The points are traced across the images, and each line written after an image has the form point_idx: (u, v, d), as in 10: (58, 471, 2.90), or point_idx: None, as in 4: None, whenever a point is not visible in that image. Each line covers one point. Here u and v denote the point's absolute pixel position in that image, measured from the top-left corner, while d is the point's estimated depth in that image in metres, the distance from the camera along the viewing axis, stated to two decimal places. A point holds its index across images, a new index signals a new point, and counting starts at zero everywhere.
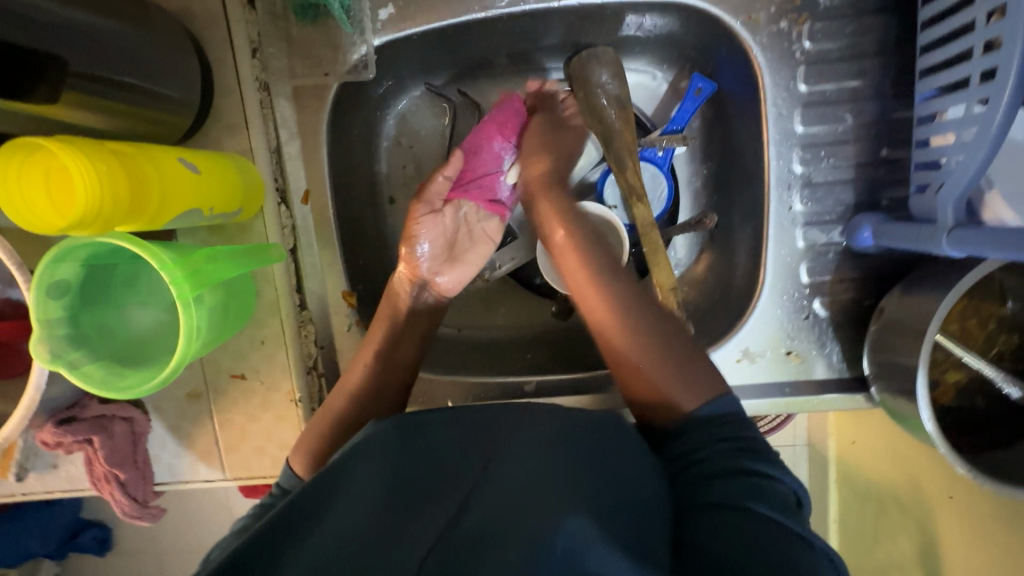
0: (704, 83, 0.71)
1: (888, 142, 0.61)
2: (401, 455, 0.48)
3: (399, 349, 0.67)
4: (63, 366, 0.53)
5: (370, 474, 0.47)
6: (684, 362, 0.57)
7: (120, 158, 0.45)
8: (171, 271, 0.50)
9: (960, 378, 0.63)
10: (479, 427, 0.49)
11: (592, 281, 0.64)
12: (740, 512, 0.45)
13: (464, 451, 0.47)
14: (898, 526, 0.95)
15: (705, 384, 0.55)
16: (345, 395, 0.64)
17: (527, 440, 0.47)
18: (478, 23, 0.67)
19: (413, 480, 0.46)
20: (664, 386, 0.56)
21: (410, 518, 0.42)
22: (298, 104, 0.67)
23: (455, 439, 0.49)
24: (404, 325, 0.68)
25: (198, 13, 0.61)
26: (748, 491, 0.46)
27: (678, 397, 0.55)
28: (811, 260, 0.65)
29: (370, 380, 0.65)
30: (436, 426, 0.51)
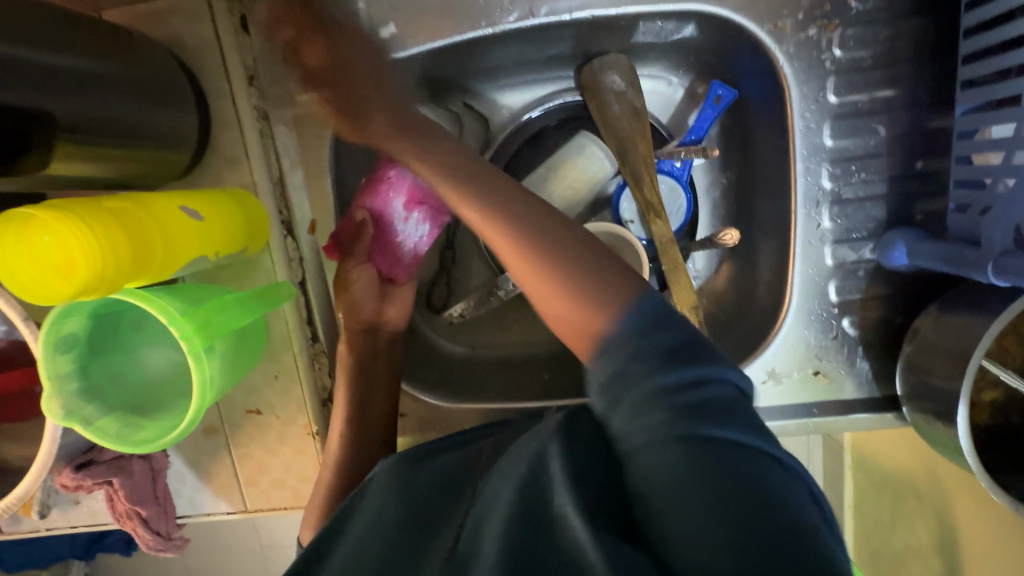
0: (723, 90, 0.68)
1: (923, 154, 0.58)
2: (401, 491, 0.49)
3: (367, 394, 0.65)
4: (77, 423, 0.52)
5: (382, 500, 0.48)
6: (599, 277, 0.45)
7: (117, 217, 0.43)
8: (180, 325, 0.48)
9: (996, 396, 0.61)
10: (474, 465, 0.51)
11: (515, 238, 0.48)
12: (720, 448, 0.35)
13: (463, 481, 0.49)
14: (915, 514, 0.94)
15: (619, 293, 0.44)
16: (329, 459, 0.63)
17: (519, 455, 0.46)
18: (485, 38, 0.63)
19: (406, 513, 0.46)
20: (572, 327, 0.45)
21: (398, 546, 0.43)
22: (300, 131, 0.64)
23: (451, 473, 0.50)
24: (371, 367, 0.65)
25: (190, 43, 0.58)
26: (718, 414, 0.37)
27: (583, 317, 0.44)
28: (840, 279, 0.62)
29: (352, 440, 0.63)
30: (441, 463, 0.53)
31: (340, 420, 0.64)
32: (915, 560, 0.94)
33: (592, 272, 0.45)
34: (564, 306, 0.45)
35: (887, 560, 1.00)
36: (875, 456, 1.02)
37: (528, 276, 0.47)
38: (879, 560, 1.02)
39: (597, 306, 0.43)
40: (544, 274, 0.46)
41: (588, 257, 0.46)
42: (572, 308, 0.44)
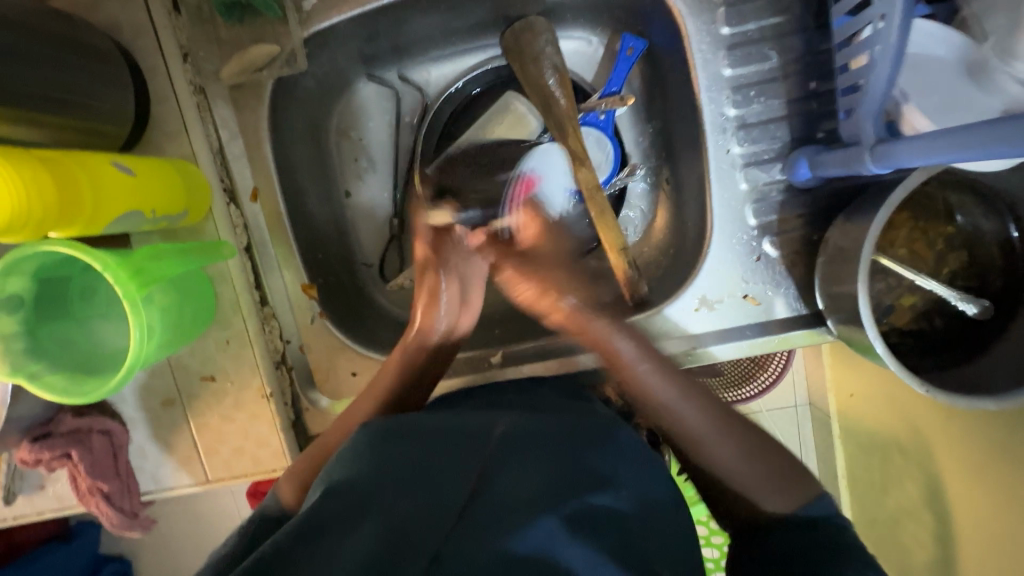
0: (634, 42, 0.72)
1: (815, 74, 0.62)
2: (388, 459, 0.46)
3: (411, 392, 0.65)
4: (22, 377, 0.54)
5: (376, 472, 0.45)
6: (781, 482, 0.54)
7: (46, 164, 0.46)
8: (114, 272, 0.51)
9: (915, 302, 0.63)
10: (465, 434, 0.50)
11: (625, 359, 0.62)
12: (807, 552, 0.48)
13: (455, 451, 0.48)
14: (903, 472, 0.95)
15: (719, 445, 0.56)
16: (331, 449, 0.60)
17: (528, 447, 0.48)
18: (404, 5, 0.68)
19: (411, 499, 0.42)
20: (738, 482, 0.55)
21: (421, 530, 0.40)
22: (237, 104, 0.68)
23: (428, 443, 0.48)
24: (417, 372, 0.67)
25: (125, 24, 0.63)
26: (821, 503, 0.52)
27: (756, 497, 0.54)
28: (755, 201, 0.65)
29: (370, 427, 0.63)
30: (430, 420, 0.52)
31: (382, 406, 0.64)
32: (909, 519, 0.94)
33: (767, 470, 0.55)
34: (772, 492, 0.53)
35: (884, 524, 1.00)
36: (860, 419, 1.03)
37: (699, 422, 0.58)
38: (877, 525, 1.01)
39: (775, 492, 0.53)
40: (733, 428, 0.57)
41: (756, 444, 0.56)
42: (729, 455, 0.56)
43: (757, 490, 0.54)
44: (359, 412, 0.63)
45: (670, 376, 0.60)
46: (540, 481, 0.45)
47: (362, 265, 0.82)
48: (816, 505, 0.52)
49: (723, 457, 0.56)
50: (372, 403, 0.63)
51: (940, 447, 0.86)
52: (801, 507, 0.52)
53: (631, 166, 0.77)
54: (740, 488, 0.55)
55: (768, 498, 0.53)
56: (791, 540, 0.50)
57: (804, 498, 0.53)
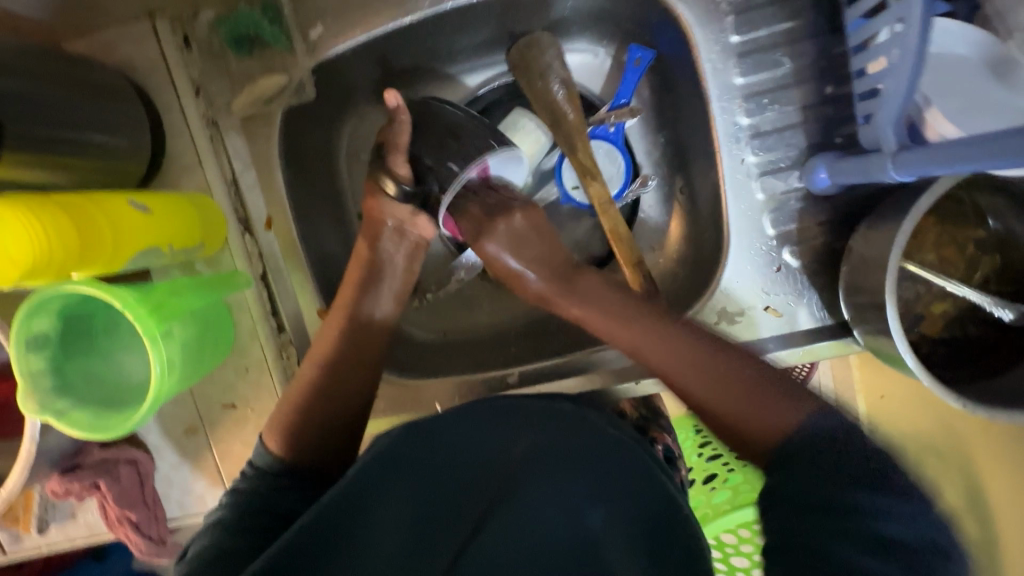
0: (642, 52, 0.72)
1: (832, 78, 0.60)
2: (424, 467, 0.56)
3: (357, 351, 0.66)
4: (51, 415, 0.55)
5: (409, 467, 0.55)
6: (777, 400, 0.54)
7: (66, 208, 0.47)
8: (134, 310, 0.52)
9: (947, 308, 0.61)
10: (486, 452, 0.56)
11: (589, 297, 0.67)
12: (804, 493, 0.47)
13: (484, 471, 0.55)
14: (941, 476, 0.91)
15: (738, 364, 0.58)
16: (305, 393, 0.63)
17: (553, 461, 0.54)
18: (407, 29, 0.68)
19: (450, 481, 0.54)
20: (739, 419, 0.55)
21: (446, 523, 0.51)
22: (248, 135, 0.69)
23: (454, 458, 0.56)
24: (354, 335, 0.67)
25: (139, 63, 0.64)
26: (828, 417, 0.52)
27: (767, 423, 0.54)
28: (773, 211, 0.64)
29: (326, 379, 0.64)
30: (454, 435, 0.58)
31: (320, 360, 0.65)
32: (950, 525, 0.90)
33: (771, 389, 0.56)
34: (767, 412, 0.54)
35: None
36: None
37: (671, 356, 0.60)
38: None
39: (783, 408, 0.54)
40: (696, 360, 0.59)
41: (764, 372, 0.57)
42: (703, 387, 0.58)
43: (755, 412, 0.55)
44: (307, 374, 0.64)
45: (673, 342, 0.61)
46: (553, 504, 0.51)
47: None
48: (820, 418, 0.52)
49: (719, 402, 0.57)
50: (316, 364, 0.65)
51: None
52: (806, 422, 0.52)
53: (643, 177, 0.76)
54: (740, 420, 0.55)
55: (769, 414, 0.54)
56: (795, 456, 0.50)
57: (814, 410, 0.53)
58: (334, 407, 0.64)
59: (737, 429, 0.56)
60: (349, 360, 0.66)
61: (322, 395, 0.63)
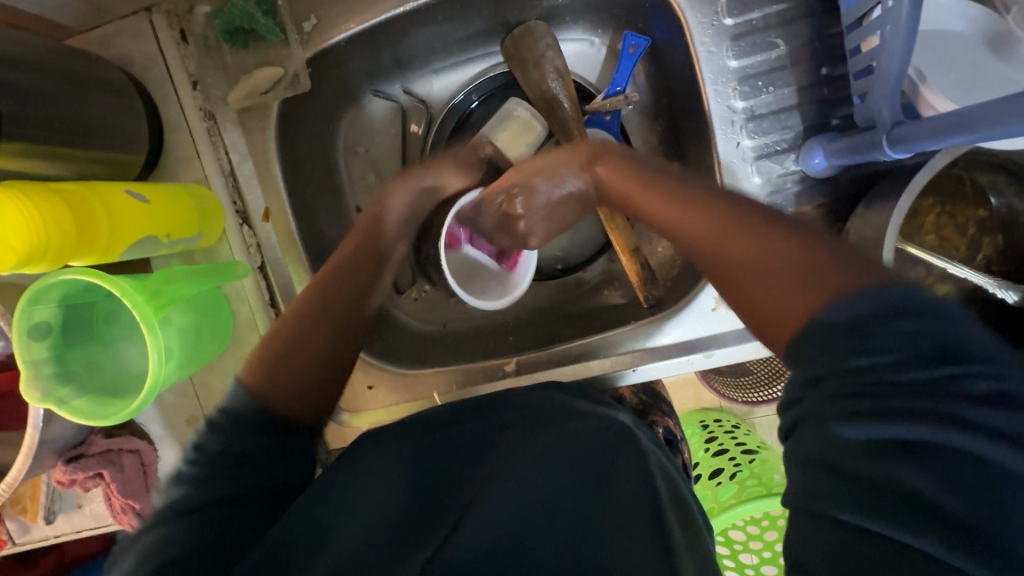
0: (636, 39, 0.71)
1: (826, 59, 0.60)
2: (406, 462, 0.54)
3: (357, 280, 0.60)
4: (53, 403, 0.56)
5: (398, 466, 0.54)
6: (803, 281, 0.40)
7: (64, 195, 0.48)
8: (131, 296, 0.52)
9: (950, 290, 0.59)
10: (476, 445, 0.56)
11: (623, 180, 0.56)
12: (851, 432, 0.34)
13: (467, 463, 0.54)
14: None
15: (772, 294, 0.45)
16: (288, 329, 0.55)
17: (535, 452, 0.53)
18: (401, 18, 0.68)
19: (432, 471, 0.53)
20: (737, 279, 0.44)
21: (441, 505, 0.48)
22: (245, 126, 0.70)
23: (446, 455, 0.55)
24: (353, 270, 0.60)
25: (137, 57, 0.65)
26: (902, 295, 0.36)
27: (778, 308, 0.40)
28: (770, 195, 0.63)
29: (321, 305, 0.57)
30: (442, 436, 0.58)
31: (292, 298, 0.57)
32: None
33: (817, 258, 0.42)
34: (767, 261, 0.42)
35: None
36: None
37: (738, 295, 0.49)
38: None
39: (794, 293, 0.40)
40: (732, 225, 0.46)
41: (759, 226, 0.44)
42: (753, 253, 0.43)
43: (770, 273, 0.42)
44: (299, 302, 0.57)
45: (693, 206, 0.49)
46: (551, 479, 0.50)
47: None
48: (840, 305, 0.37)
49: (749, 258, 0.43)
50: (307, 292, 0.58)
51: None
52: (832, 305, 0.37)
53: (638, 165, 0.77)
54: (741, 268, 0.44)
55: (795, 333, 0.45)
56: (833, 348, 0.36)
57: (833, 293, 0.38)
58: (301, 353, 0.55)
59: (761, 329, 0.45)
60: (346, 292, 0.59)
61: (305, 330, 0.56)
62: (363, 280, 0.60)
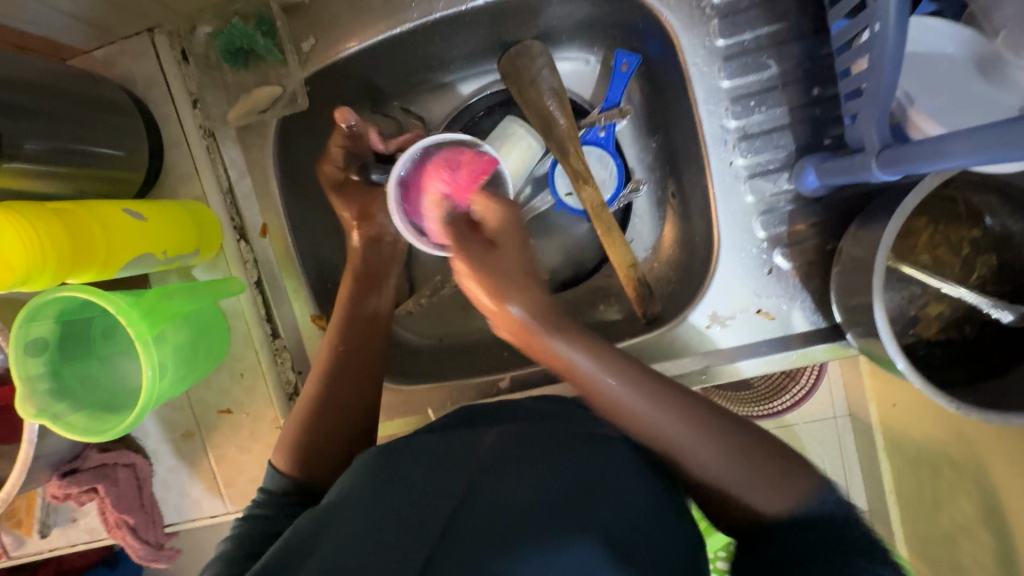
0: (627, 57, 0.72)
1: (818, 80, 0.60)
2: (382, 479, 0.50)
3: (361, 360, 0.65)
4: (47, 419, 0.56)
5: (379, 478, 0.50)
6: (774, 474, 0.52)
7: (60, 216, 0.49)
8: (126, 314, 0.53)
9: (943, 311, 0.60)
10: (453, 456, 0.51)
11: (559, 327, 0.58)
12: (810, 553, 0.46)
13: (445, 479, 0.49)
14: (955, 488, 0.88)
15: (766, 494, 0.51)
16: (305, 417, 0.62)
17: (517, 471, 0.48)
18: (398, 39, 0.69)
19: (404, 491, 0.48)
20: (728, 487, 0.52)
21: (419, 526, 0.44)
22: (244, 144, 0.70)
23: (424, 469, 0.50)
24: (356, 350, 0.65)
25: (139, 77, 0.66)
26: (822, 498, 0.51)
27: (749, 500, 0.51)
28: (763, 213, 0.63)
29: (327, 395, 0.62)
30: (420, 448, 0.53)
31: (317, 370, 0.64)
32: (967, 541, 0.86)
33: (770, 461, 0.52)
34: (756, 492, 0.51)
35: (939, 545, 0.92)
36: (904, 431, 0.97)
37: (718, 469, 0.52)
38: (930, 546, 0.94)
39: (762, 492, 0.51)
40: (715, 426, 0.54)
41: (712, 430, 0.53)
42: (693, 441, 0.53)
43: (746, 491, 0.51)
44: (309, 390, 0.63)
45: (640, 387, 0.55)
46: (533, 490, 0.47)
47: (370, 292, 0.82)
48: (806, 508, 0.50)
49: (697, 454, 0.53)
50: (317, 379, 0.64)
51: (993, 463, 0.80)
52: (797, 505, 0.50)
53: (635, 181, 0.75)
54: (726, 489, 0.52)
55: (757, 493, 0.51)
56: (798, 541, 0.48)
57: (799, 496, 0.51)
58: (330, 420, 0.61)
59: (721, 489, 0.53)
60: (352, 376, 0.64)
61: (320, 416, 0.61)
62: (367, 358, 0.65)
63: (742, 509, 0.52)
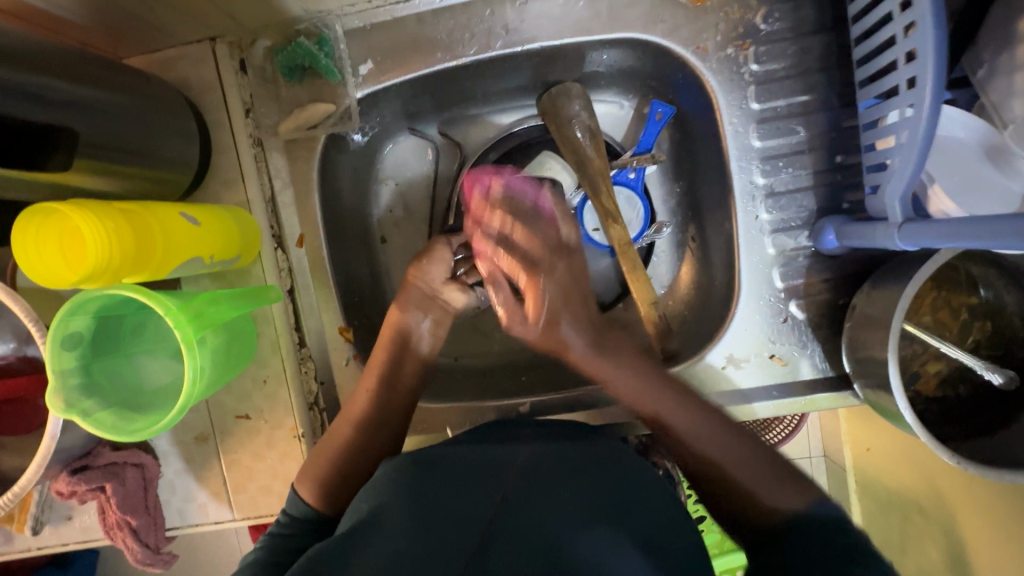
0: (663, 107, 0.76)
1: (840, 149, 0.66)
2: (424, 481, 0.54)
3: (393, 404, 0.67)
4: (76, 415, 0.56)
5: (415, 479, 0.54)
6: (784, 483, 0.55)
7: (126, 216, 0.50)
8: (175, 317, 0.53)
9: (941, 369, 0.65)
10: (491, 466, 0.55)
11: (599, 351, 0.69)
12: (807, 549, 0.48)
13: (488, 483, 0.53)
14: (924, 533, 0.95)
15: (781, 496, 0.54)
16: (332, 456, 0.63)
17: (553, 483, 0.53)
18: (451, 71, 0.72)
19: (452, 491, 0.52)
20: (737, 471, 0.58)
21: (461, 525, 0.48)
22: (290, 156, 0.72)
23: (460, 478, 0.54)
24: (393, 391, 0.67)
25: (196, 82, 0.68)
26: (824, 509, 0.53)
27: (765, 501, 0.55)
28: (782, 265, 0.68)
29: (361, 440, 0.64)
30: (457, 460, 0.57)
31: (353, 417, 0.65)
32: None
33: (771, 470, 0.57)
34: (776, 494, 0.55)
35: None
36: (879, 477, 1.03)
37: (691, 426, 0.61)
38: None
39: (779, 491, 0.55)
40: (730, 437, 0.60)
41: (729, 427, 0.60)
42: (723, 445, 0.59)
43: (763, 488, 0.56)
44: (342, 434, 0.64)
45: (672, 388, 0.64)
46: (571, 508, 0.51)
47: (395, 307, 0.83)
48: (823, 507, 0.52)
49: (706, 441, 0.60)
50: (353, 427, 0.65)
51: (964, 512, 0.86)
52: (813, 504, 0.53)
53: (659, 224, 0.79)
54: (748, 492, 0.56)
55: (777, 496, 0.55)
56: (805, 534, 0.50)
57: (811, 499, 0.54)
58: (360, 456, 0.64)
59: (734, 485, 0.57)
60: (382, 423, 0.66)
61: (346, 460, 0.63)
62: (400, 403, 0.67)
63: (761, 501, 0.55)
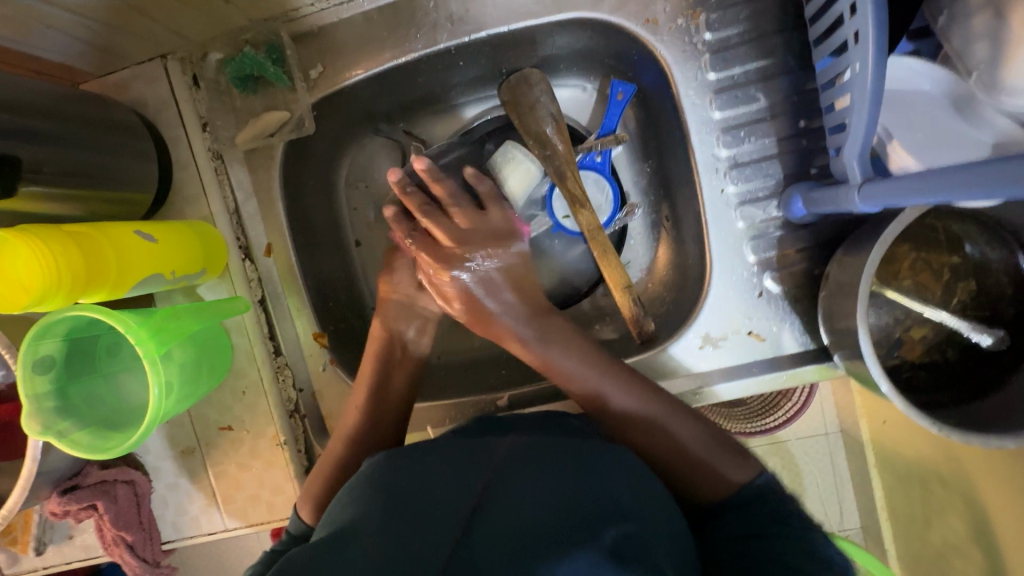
0: (623, 87, 0.74)
1: (804, 112, 0.64)
2: (412, 472, 0.51)
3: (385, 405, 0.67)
4: (52, 436, 0.57)
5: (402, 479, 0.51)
6: (728, 456, 0.57)
7: (74, 238, 0.50)
8: (136, 333, 0.54)
9: (926, 334, 0.62)
10: (472, 452, 0.53)
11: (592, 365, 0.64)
12: (748, 522, 0.52)
13: (469, 471, 0.50)
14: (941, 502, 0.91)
15: (732, 469, 0.57)
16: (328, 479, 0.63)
17: (531, 468, 0.49)
18: (404, 67, 0.72)
19: (429, 478, 0.50)
20: (706, 461, 0.57)
21: (443, 513, 0.46)
22: (251, 166, 0.73)
23: (429, 476, 0.50)
24: (380, 406, 0.67)
25: (151, 101, 0.69)
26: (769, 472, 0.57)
27: (718, 476, 0.56)
28: (754, 238, 0.66)
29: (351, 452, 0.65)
30: (445, 448, 0.54)
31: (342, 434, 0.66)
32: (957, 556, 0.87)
33: (716, 445, 0.58)
34: (685, 438, 0.59)
35: (931, 561, 0.94)
36: (892, 446, 0.99)
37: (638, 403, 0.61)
38: (923, 561, 0.95)
39: (733, 465, 0.56)
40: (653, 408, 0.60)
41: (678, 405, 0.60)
42: (671, 424, 0.59)
43: (705, 453, 0.58)
44: (336, 452, 0.65)
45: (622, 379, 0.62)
46: (554, 487, 0.47)
47: (374, 310, 0.83)
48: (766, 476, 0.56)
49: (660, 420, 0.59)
50: (344, 444, 0.66)
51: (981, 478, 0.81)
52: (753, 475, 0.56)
53: (630, 207, 0.78)
54: (704, 466, 0.57)
55: (729, 470, 0.57)
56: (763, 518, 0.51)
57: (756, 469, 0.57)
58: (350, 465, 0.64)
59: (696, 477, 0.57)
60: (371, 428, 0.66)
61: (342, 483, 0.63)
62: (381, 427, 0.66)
63: (715, 476, 0.57)
